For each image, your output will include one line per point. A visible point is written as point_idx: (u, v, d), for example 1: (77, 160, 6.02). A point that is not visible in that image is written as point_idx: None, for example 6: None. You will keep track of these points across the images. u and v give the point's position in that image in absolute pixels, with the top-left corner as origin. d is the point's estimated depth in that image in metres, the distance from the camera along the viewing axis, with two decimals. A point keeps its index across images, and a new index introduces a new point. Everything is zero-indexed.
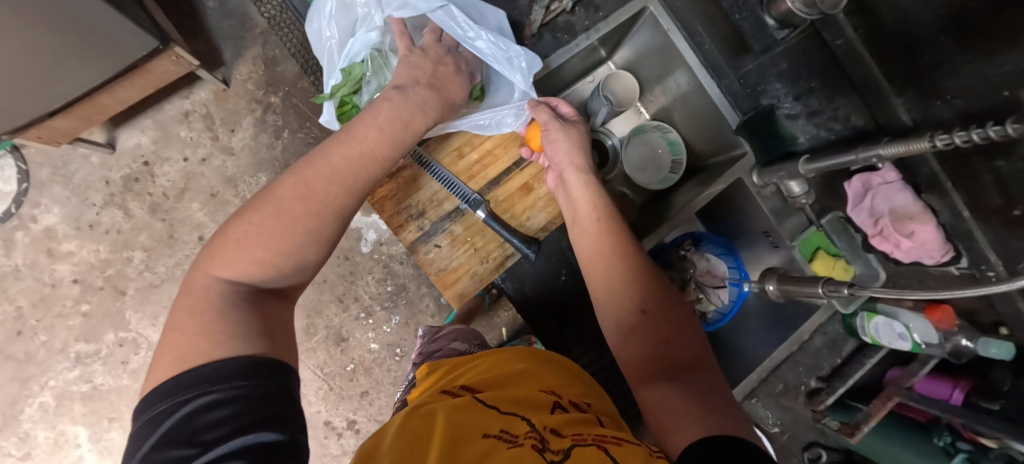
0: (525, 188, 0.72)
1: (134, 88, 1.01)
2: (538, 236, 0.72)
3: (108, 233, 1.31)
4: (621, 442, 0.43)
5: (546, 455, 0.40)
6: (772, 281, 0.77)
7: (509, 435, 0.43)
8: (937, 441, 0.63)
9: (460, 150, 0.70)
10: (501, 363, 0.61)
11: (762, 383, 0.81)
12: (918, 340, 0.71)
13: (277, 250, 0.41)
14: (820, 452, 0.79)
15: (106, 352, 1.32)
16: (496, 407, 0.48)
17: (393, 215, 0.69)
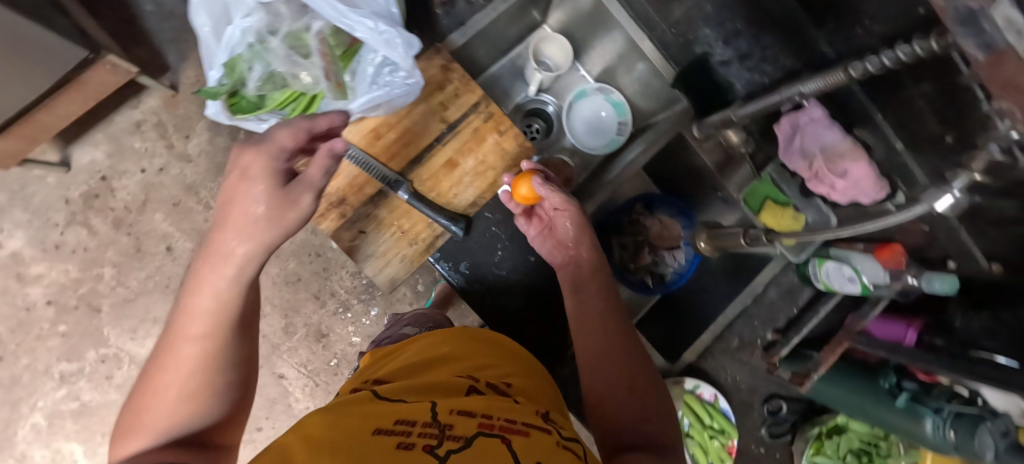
0: (449, 165, 0.69)
1: (74, 101, 0.98)
2: (468, 212, 0.70)
3: (75, 252, 1.24)
4: (528, 429, 0.44)
5: (439, 451, 0.38)
6: (703, 237, 0.75)
7: (405, 425, 0.42)
8: (883, 384, 0.62)
9: (377, 131, 0.67)
10: (428, 347, 0.62)
11: (716, 342, 0.80)
12: (867, 282, 0.68)
13: (178, 419, 0.43)
14: (780, 404, 0.78)
15: (90, 369, 1.27)
16: (400, 400, 0.48)
17: (313, 204, 0.67)
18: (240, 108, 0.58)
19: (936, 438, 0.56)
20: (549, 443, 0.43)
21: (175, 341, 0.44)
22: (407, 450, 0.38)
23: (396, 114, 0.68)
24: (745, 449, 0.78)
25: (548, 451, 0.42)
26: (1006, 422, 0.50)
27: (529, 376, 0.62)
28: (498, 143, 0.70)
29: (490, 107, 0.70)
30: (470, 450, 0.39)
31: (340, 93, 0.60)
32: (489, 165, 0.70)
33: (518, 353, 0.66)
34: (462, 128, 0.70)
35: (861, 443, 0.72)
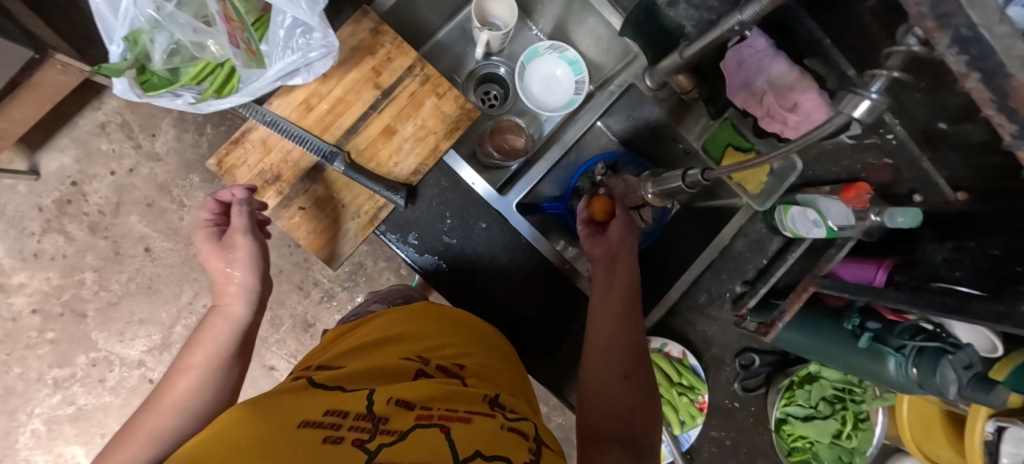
0: (387, 132, 0.66)
1: (31, 106, 0.90)
2: (411, 180, 0.67)
3: (55, 259, 1.17)
4: (470, 415, 0.42)
5: (364, 446, 0.36)
6: (647, 188, 0.66)
7: (335, 417, 0.39)
8: (846, 325, 0.59)
9: (308, 102, 0.64)
10: (383, 326, 0.59)
11: (683, 298, 0.76)
12: (832, 224, 0.65)
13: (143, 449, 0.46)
14: (752, 357, 0.75)
15: (83, 374, 1.19)
16: (339, 388, 0.45)
17: (247, 182, 0.65)
18: (153, 84, 0.58)
19: (901, 378, 0.54)
20: (492, 428, 0.42)
21: (169, 381, 0.52)
22: (336, 443, 0.36)
23: (326, 82, 0.64)
24: (719, 405, 0.75)
25: (490, 437, 0.40)
26: (969, 355, 0.48)
27: (484, 355, 0.59)
28: (437, 107, 0.67)
29: (426, 69, 0.67)
30: (403, 442, 0.37)
31: (254, 62, 0.59)
32: (428, 130, 0.67)
33: (476, 331, 0.63)
34: (398, 93, 0.66)
35: (835, 390, 0.73)
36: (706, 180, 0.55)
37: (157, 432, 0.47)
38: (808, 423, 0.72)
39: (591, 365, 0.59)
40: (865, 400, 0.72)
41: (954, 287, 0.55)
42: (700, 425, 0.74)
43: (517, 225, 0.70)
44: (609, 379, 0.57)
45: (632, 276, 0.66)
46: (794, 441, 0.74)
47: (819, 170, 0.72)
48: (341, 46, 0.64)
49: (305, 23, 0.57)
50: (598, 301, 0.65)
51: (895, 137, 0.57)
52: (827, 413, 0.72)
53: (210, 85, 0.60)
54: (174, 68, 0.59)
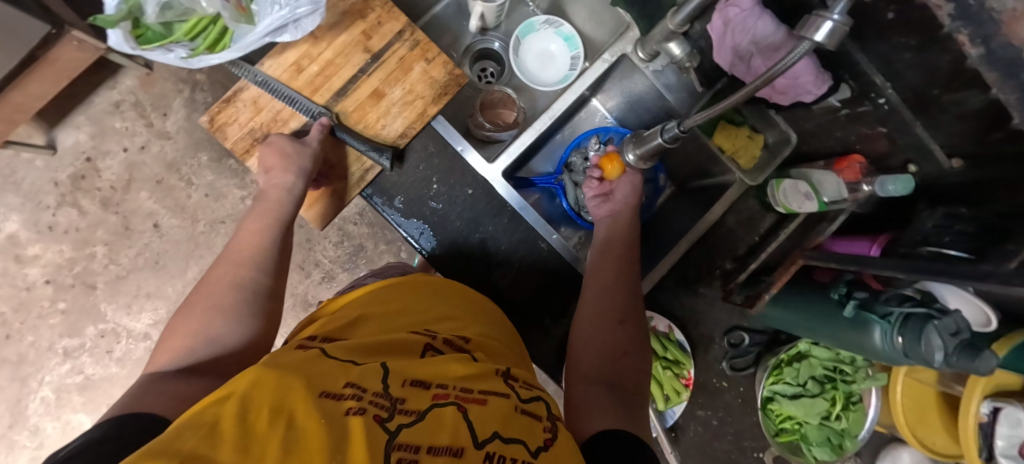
0: (375, 95, 0.66)
1: (46, 80, 0.93)
2: (398, 142, 0.67)
3: (69, 232, 1.19)
4: (486, 396, 0.35)
5: (387, 426, 0.29)
6: (631, 149, 0.66)
7: (355, 389, 0.32)
8: (833, 294, 0.57)
9: (299, 64, 0.65)
10: (383, 300, 0.49)
11: (672, 271, 0.74)
12: (823, 197, 0.64)
13: (225, 302, 0.49)
14: (742, 336, 0.73)
15: (91, 345, 1.20)
16: (351, 360, 0.36)
17: (238, 140, 0.65)
18: (147, 39, 0.60)
19: (886, 348, 0.52)
20: (509, 407, 0.34)
21: (236, 241, 0.56)
22: (357, 415, 0.29)
23: (315, 45, 0.65)
24: (706, 383, 0.73)
25: (514, 418, 0.33)
26: (956, 321, 0.46)
27: (498, 338, 0.51)
28: (426, 72, 0.67)
29: (416, 34, 0.67)
30: (426, 422, 0.30)
31: (243, 18, 0.59)
32: (417, 94, 0.67)
33: (487, 309, 0.55)
34: (387, 58, 0.66)
35: (825, 370, 0.72)
36: (682, 132, 0.54)
37: (233, 279, 0.52)
38: (796, 401, 0.71)
39: (587, 316, 0.59)
40: (856, 380, 0.70)
41: (943, 251, 0.55)
42: (684, 401, 0.72)
43: (504, 192, 0.69)
44: (615, 330, 0.57)
45: (633, 230, 0.69)
46: (782, 421, 0.73)
47: (815, 143, 0.69)
48: (332, 10, 0.65)
49: None
50: (598, 249, 0.67)
51: (886, 101, 0.55)
52: (817, 392, 0.71)
53: (202, 42, 0.60)
54: (167, 22, 0.60)
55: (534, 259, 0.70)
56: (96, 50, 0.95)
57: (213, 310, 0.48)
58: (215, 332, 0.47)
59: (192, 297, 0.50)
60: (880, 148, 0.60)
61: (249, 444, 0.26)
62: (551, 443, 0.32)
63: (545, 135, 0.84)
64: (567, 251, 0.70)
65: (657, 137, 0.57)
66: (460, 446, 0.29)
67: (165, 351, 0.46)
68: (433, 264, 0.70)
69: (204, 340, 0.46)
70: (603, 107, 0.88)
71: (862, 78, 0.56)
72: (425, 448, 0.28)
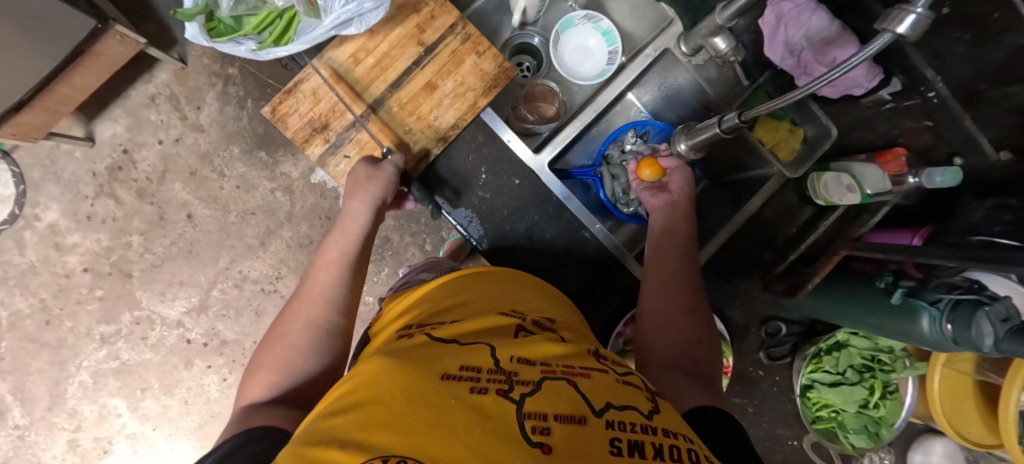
0: (428, 87, 0.68)
1: (91, 73, 0.95)
2: (449, 134, 0.69)
3: (105, 222, 1.23)
4: (586, 371, 0.36)
5: (511, 397, 0.31)
6: (681, 140, 0.69)
7: (472, 370, 0.34)
8: (879, 283, 0.59)
9: (356, 56, 0.67)
10: (461, 291, 0.51)
11: (712, 261, 0.75)
12: (867, 189, 0.65)
13: (309, 332, 0.52)
14: (779, 326, 0.74)
15: (126, 331, 1.23)
16: (455, 343, 0.39)
17: (298, 130, 0.67)
18: (219, 32, 0.63)
19: (934, 335, 0.53)
20: (611, 381, 0.36)
21: (317, 269, 0.58)
22: (482, 393, 0.31)
23: (372, 38, 0.67)
24: (743, 372, 0.75)
25: (619, 390, 0.35)
26: (1007, 307, 0.48)
27: (574, 319, 0.53)
28: (477, 65, 0.69)
29: (467, 28, 0.69)
30: (544, 392, 0.32)
31: (311, 13, 0.62)
32: (468, 86, 0.69)
33: (553, 293, 0.57)
34: (440, 50, 0.69)
35: (863, 360, 0.73)
36: (741, 123, 0.55)
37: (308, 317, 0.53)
38: (834, 389, 0.73)
39: (652, 309, 0.61)
40: (895, 369, 0.71)
41: (994, 239, 0.55)
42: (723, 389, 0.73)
43: (549, 182, 0.72)
44: (676, 317, 0.59)
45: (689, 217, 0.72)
46: (819, 409, 0.75)
47: (856, 137, 0.71)
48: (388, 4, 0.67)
49: None
50: (655, 242, 0.69)
51: (936, 94, 0.57)
52: (856, 380, 0.73)
53: (269, 36, 0.63)
54: (238, 16, 0.63)
55: (579, 248, 0.72)
56: (137, 44, 0.97)
57: (292, 350, 0.50)
58: (297, 366, 0.49)
59: (277, 333, 0.52)
60: (924, 142, 0.62)
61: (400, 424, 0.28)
62: (656, 409, 0.34)
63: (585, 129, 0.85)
64: (610, 241, 0.72)
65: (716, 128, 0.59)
66: (581, 414, 0.30)
67: (255, 381, 0.48)
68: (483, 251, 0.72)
69: (288, 373, 0.48)
70: (639, 101, 0.88)
71: (914, 71, 0.58)
72: (552, 416, 0.29)
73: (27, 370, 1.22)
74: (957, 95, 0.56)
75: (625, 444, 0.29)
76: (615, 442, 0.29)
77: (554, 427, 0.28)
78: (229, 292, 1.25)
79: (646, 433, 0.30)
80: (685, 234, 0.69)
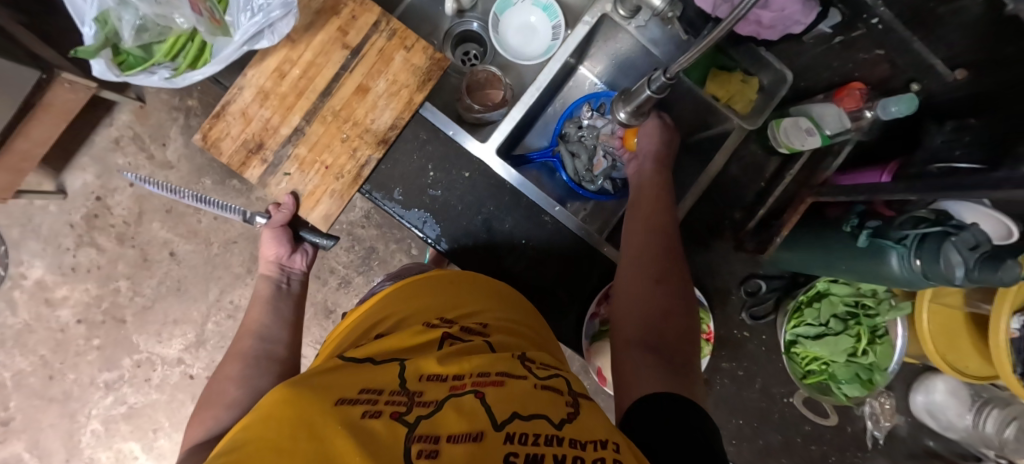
0: (360, 90, 0.66)
1: (46, 125, 0.93)
2: (389, 135, 0.66)
3: (91, 271, 1.22)
4: (502, 378, 0.42)
5: (404, 419, 0.36)
6: (621, 107, 0.71)
7: (371, 394, 0.39)
8: (845, 227, 0.57)
9: (281, 70, 0.65)
10: (404, 300, 0.56)
11: (682, 228, 0.72)
12: (827, 131, 0.64)
13: (246, 366, 0.58)
14: (759, 284, 0.71)
15: (129, 376, 1.23)
16: (369, 360, 0.45)
17: (233, 153, 0.65)
18: (130, 64, 0.63)
19: (905, 273, 0.51)
20: (527, 388, 0.41)
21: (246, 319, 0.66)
22: (374, 417, 0.36)
23: (295, 48, 0.65)
24: (728, 336, 0.72)
25: (527, 399, 0.40)
26: (975, 235, 0.45)
27: (519, 318, 0.58)
28: (408, 60, 0.67)
29: (392, 24, 0.67)
30: (441, 412, 0.37)
31: (219, 31, 0.61)
32: (401, 84, 0.66)
33: (497, 289, 0.61)
34: (367, 51, 0.66)
35: (847, 307, 0.71)
36: (666, 79, 0.57)
37: (246, 350, 0.60)
38: (819, 341, 0.70)
39: (626, 282, 0.60)
40: (880, 313, 0.69)
41: (954, 165, 0.52)
42: (707, 356, 0.69)
43: (500, 171, 0.70)
44: (649, 287, 0.58)
45: (659, 180, 0.70)
46: (808, 363, 0.72)
47: (813, 77, 0.68)
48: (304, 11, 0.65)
49: None
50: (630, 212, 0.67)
51: (880, 20, 0.54)
52: (841, 329, 0.70)
53: (183, 60, 0.64)
54: (145, 45, 0.63)
55: (541, 236, 0.70)
56: (89, 89, 0.94)
57: (236, 382, 0.55)
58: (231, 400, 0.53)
59: (216, 370, 0.57)
60: (882, 72, 0.60)
61: (282, 455, 0.32)
62: (571, 417, 0.39)
63: (537, 108, 0.84)
64: (572, 222, 0.70)
65: (646, 88, 0.61)
66: (478, 431, 0.35)
67: (197, 423, 0.51)
68: (449, 256, 0.69)
69: (226, 407, 0.52)
70: (593, 74, 0.89)
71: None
72: (444, 438, 0.34)
73: (38, 427, 1.22)
74: (904, 18, 0.53)
75: (520, 458, 0.33)
76: (511, 455, 0.34)
77: (442, 449, 0.33)
78: (223, 324, 1.25)
79: (544, 444, 0.35)
80: (656, 204, 0.67)
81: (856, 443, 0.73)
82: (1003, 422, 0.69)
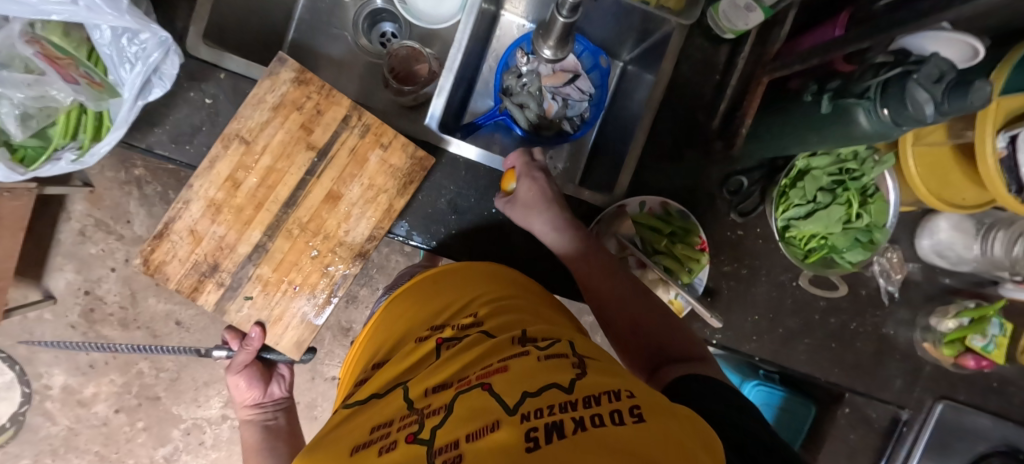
0: (331, 198, 0.63)
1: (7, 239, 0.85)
2: (367, 246, 0.64)
3: (110, 362, 1.22)
4: (505, 363, 0.41)
5: (419, 438, 0.34)
6: (543, 46, 0.66)
7: (383, 429, 0.38)
8: (806, 98, 0.54)
9: (234, 178, 0.61)
10: (393, 326, 0.56)
11: (650, 146, 0.69)
12: (766, 3, 0.60)
13: None
14: (741, 180, 0.69)
15: (183, 445, 1.27)
16: (375, 396, 0.44)
17: (182, 278, 0.62)
18: (31, 158, 0.60)
19: (876, 127, 0.47)
20: (531, 364, 0.41)
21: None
22: (389, 449, 0.34)
23: (249, 151, 0.61)
24: (723, 239, 0.71)
25: (535, 373, 0.39)
26: (937, 66, 0.42)
27: (513, 293, 0.57)
28: (384, 159, 0.64)
29: (365, 118, 0.63)
30: (452, 415, 0.36)
31: (106, 93, 0.58)
32: (378, 188, 0.64)
33: (483, 273, 0.60)
34: (336, 151, 0.63)
35: (831, 177, 0.67)
36: None
37: None
38: (813, 218, 0.66)
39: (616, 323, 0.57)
40: (865, 173, 0.66)
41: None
42: (706, 264, 0.67)
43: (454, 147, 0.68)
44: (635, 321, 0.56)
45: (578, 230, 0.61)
46: (806, 243, 0.69)
47: None
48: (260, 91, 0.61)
49: (125, 27, 0.54)
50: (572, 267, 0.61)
51: None
52: (830, 200, 0.66)
53: (85, 135, 0.61)
54: (41, 133, 0.60)
55: None
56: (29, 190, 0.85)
57: None
58: None
59: None
60: None
61: None
62: (580, 376, 0.38)
63: (471, 68, 0.79)
64: None
65: (558, 16, 0.58)
66: (495, 417, 0.34)
67: None
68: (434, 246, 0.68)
69: None
70: (519, 16, 0.83)
71: None
72: (463, 440, 0.33)
73: None
74: None
75: (541, 430, 0.32)
76: (532, 431, 0.32)
77: (464, 450, 0.32)
78: None
79: (561, 411, 0.33)
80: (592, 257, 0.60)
81: (873, 303, 0.74)
82: (1012, 240, 0.67)
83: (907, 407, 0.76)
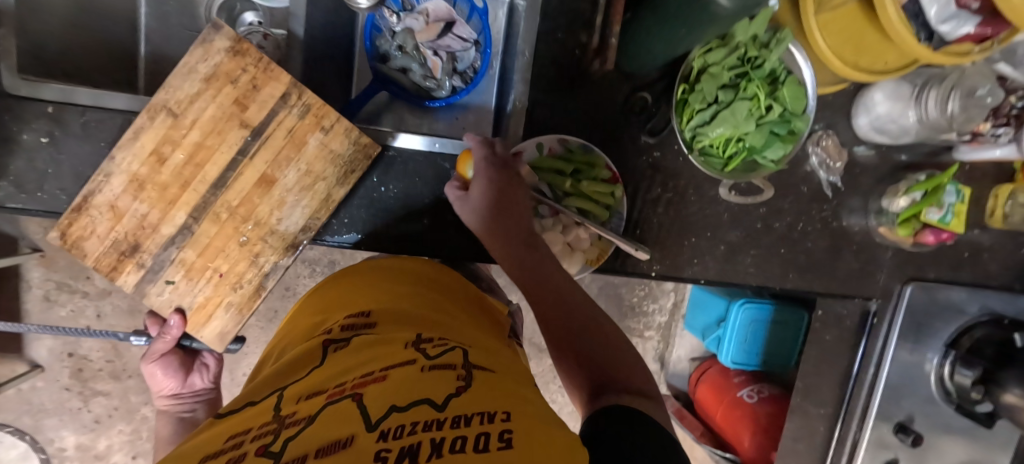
0: (264, 182, 0.57)
1: None
2: (301, 237, 0.59)
3: (115, 414, 1.06)
4: (386, 372, 0.34)
5: (267, 449, 0.26)
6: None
7: (237, 439, 0.29)
8: None
9: (159, 152, 0.54)
10: (295, 339, 0.50)
11: (535, 82, 0.62)
12: None
13: None
14: (645, 95, 0.63)
15: None
16: (245, 405, 0.36)
17: (100, 256, 0.54)
18: None
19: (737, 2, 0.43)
20: (412, 373, 0.34)
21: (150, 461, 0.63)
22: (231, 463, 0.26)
23: (177, 125, 0.54)
24: (638, 165, 0.65)
25: (412, 384, 0.32)
26: None
27: (422, 302, 0.51)
28: (324, 143, 0.58)
29: (306, 96, 0.56)
30: (312, 424, 0.28)
31: None
32: (317, 175, 0.58)
33: (390, 280, 0.55)
34: (272, 132, 0.56)
35: (733, 70, 0.59)
36: None
37: None
38: (717, 121, 0.59)
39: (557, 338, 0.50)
40: (766, 58, 0.58)
41: None
42: (621, 197, 0.62)
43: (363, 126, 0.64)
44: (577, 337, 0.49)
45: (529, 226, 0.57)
46: (724, 151, 0.61)
47: None
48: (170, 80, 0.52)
49: None
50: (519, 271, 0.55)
51: None
52: (730, 99, 0.59)
53: None
54: None
55: (412, 169, 0.65)
56: None
57: None
58: None
59: None
60: None
61: None
62: (460, 390, 0.31)
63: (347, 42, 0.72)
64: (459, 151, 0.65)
65: None
66: (352, 432, 0.26)
67: None
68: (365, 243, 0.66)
69: None
70: None
71: None
72: (312, 454, 0.25)
73: None
74: None
75: (395, 451, 0.24)
76: (383, 452, 0.25)
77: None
78: None
79: (423, 430, 0.26)
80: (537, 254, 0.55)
81: (817, 198, 0.68)
82: (944, 98, 0.59)
83: (875, 298, 0.72)
